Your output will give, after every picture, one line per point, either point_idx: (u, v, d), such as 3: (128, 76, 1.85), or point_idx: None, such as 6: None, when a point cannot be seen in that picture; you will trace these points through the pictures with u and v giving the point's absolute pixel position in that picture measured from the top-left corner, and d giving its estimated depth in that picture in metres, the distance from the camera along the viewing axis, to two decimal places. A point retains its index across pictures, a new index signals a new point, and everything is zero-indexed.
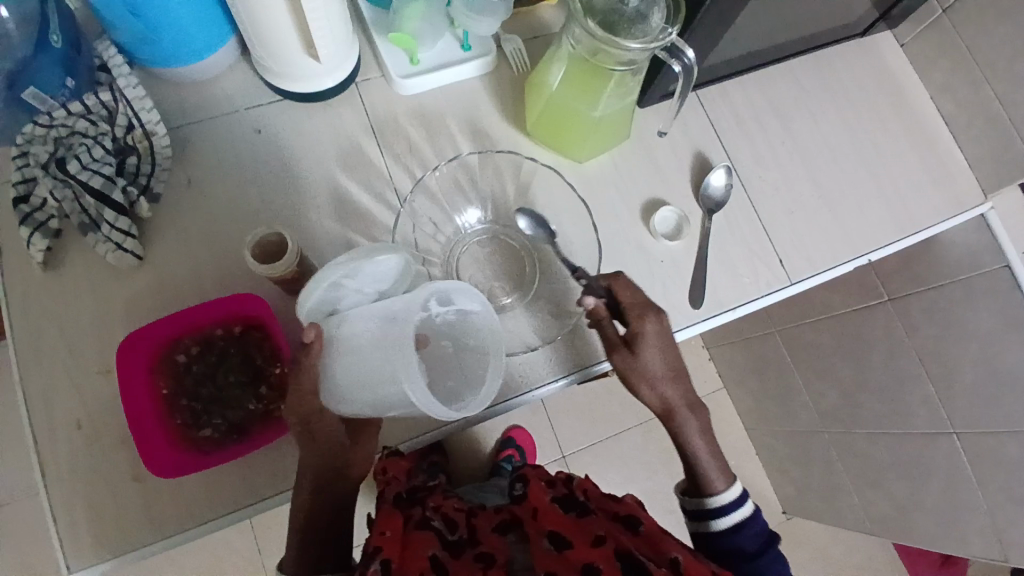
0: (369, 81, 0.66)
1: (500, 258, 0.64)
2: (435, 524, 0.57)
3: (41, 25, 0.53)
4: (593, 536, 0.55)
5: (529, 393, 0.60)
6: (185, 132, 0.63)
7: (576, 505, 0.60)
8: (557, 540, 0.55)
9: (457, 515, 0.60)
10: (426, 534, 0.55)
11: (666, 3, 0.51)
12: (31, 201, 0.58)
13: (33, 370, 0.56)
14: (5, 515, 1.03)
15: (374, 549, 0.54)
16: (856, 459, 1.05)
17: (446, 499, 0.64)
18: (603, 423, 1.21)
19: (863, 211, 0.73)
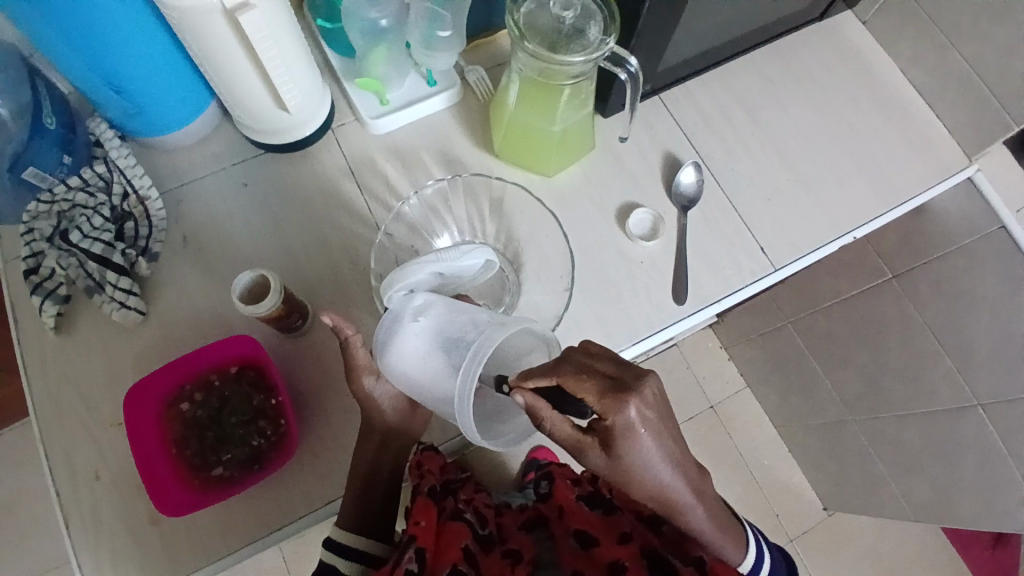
0: (344, 126, 0.70)
1: None
2: (467, 517, 0.62)
3: (34, 111, 0.59)
4: (619, 535, 0.60)
5: None
6: (177, 193, 0.67)
7: (602, 503, 0.65)
8: (583, 538, 0.61)
9: (485, 513, 0.66)
10: (460, 527, 0.59)
11: (603, 15, 0.54)
12: (41, 271, 0.62)
13: (52, 430, 0.59)
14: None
15: (409, 539, 0.56)
16: (888, 445, 1.02)
17: (477, 494, 0.69)
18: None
19: (844, 190, 0.73)
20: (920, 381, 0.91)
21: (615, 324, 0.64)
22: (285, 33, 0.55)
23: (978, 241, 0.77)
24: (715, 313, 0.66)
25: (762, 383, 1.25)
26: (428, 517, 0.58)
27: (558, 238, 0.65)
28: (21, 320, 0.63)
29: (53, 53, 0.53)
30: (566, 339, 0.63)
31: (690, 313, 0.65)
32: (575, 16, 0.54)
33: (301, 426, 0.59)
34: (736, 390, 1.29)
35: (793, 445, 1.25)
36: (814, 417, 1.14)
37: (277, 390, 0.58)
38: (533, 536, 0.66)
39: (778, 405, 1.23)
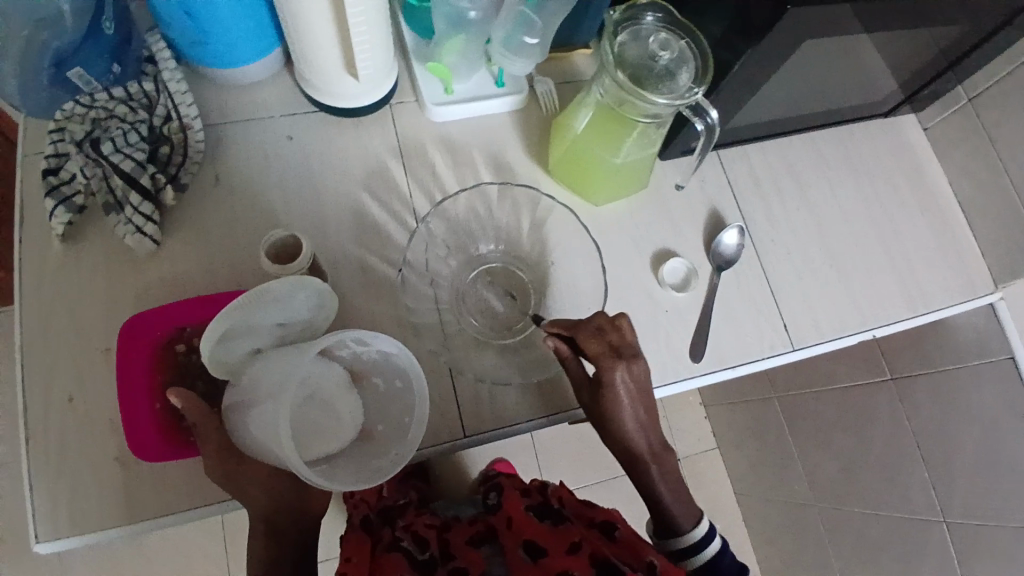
0: (403, 104, 0.69)
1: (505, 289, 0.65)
2: (405, 545, 0.61)
3: (95, 14, 0.58)
4: (569, 544, 0.57)
5: (515, 429, 0.60)
6: (220, 130, 0.65)
7: (552, 514, 0.64)
8: (533, 550, 0.58)
9: (428, 532, 0.64)
10: (396, 559, 0.58)
11: (695, 63, 0.53)
12: (62, 174, 0.60)
13: (37, 339, 0.57)
14: None
15: None
16: (846, 537, 1.03)
17: (417, 518, 0.67)
18: (592, 469, 1.19)
19: (874, 286, 0.73)
20: (893, 484, 0.92)
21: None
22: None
23: (986, 364, 0.78)
24: (726, 377, 0.66)
25: (734, 448, 1.25)
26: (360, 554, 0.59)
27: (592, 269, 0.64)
28: (30, 221, 0.61)
29: None
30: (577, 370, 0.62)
31: (702, 372, 0.65)
32: (671, 57, 0.53)
33: None
34: (708, 448, 1.29)
35: (750, 516, 1.25)
36: (779, 493, 1.15)
37: None
38: (481, 551, 0.62)
39: (744, 473, 1.24)
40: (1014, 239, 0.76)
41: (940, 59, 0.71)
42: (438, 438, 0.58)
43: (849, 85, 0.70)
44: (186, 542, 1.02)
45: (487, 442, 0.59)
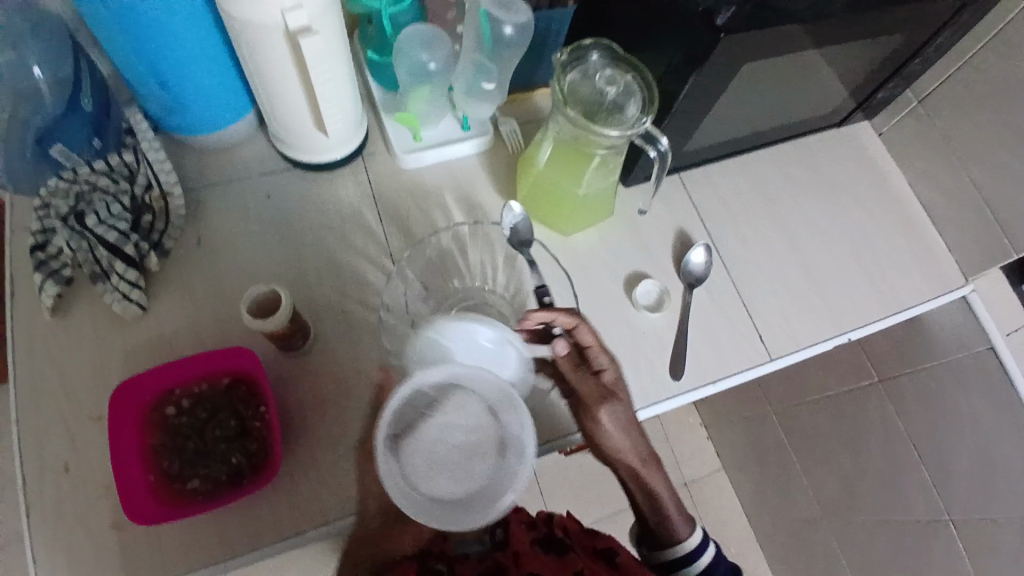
0: (374, 155, 0.72)
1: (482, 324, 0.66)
2: None
3: (74, 88, 0.60)
4: None
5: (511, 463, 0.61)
6: (199, 193, 0.68)
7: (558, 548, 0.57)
8: None
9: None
10: None
11: (642, 94, 0.57)
12: (49, 248, 0.62)
13: (30, 413, 0.58)
14: None
15: None
16: (857, 546, 1.02)
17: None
18: (597, 500, 1.18)
19: (847, 293, 0.75)
20: (894, 488, 0.92)
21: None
22: (338, 59, 0.57)
23: (969, 358, 0.79)
24: (709, 393, 0.67)
25: (739, 468, 1.24)
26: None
27: (566, 299, 0.66)
28: (20, 296, 0.63)
29: (105, 39, 0.54)
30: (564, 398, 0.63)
31: (685, 391, 0.66)
32: (617, 91, 0.57)
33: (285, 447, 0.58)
34: (714, 470, 1.28)
35: (763, 536, 1.23)
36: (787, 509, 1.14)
37: (267, 404, 0.57)
38: None
39: (752, 493, 1.22)
40: (980, 234, 0.78)
41: (881, 69, 0.74)
42: None
43: (800, 101, 0.73)
44: None
45: None
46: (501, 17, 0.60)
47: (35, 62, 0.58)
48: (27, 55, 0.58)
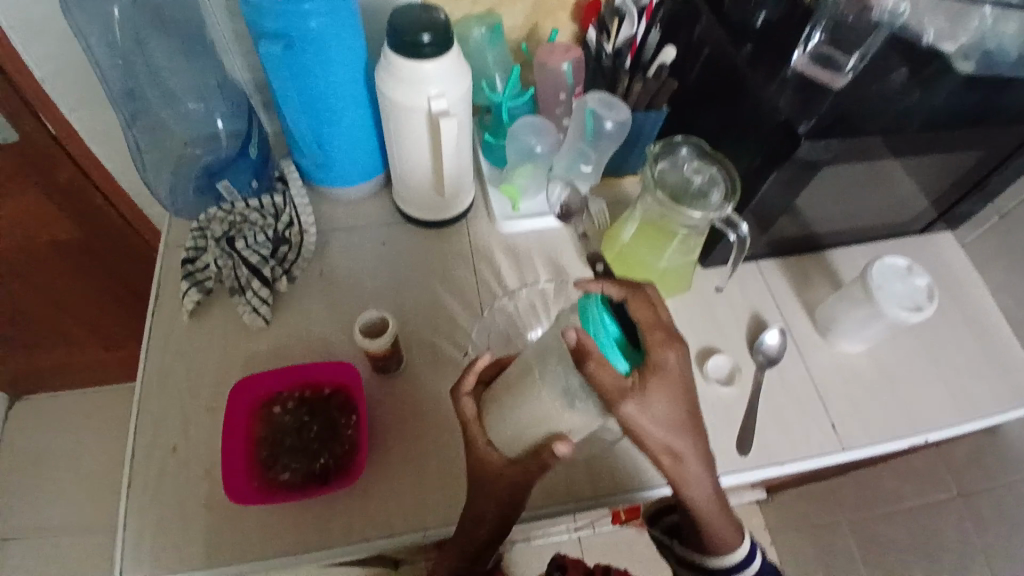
0: (477, 220, 0.83)
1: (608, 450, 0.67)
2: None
3: (245, 140, 0.76)
4: None
5: (634, 493, 0.66)
6: (331, 236, 0.81)
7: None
8: None
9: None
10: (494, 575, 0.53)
11: (725, 185, 0.65)
12: (197, 263, 0.75)
13: (153, 396, 0.68)
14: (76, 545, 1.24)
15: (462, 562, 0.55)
16: None
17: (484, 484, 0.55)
18: None
19: (924, 392, 0.74)
20: None
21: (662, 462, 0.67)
22: (462, 132, 0.68)
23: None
24: (774, 474, 0.68)
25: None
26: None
27: None
28: (168, 299, 0.75)
29: (281, 94, 0.68)
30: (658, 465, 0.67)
31: (753, 467, 0.67)
32: (701, 180, 0.66)
33: (369, 463, 0.64)
34: None
35: None
36: None
37: (358, 409, 0.64)
38: None
39: None
40: None
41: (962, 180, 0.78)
42: None
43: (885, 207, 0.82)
44: None
45: (607, 503, 0.66)
46: (603, 114, 0.71)
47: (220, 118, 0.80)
48: (213, 109, 0.79)
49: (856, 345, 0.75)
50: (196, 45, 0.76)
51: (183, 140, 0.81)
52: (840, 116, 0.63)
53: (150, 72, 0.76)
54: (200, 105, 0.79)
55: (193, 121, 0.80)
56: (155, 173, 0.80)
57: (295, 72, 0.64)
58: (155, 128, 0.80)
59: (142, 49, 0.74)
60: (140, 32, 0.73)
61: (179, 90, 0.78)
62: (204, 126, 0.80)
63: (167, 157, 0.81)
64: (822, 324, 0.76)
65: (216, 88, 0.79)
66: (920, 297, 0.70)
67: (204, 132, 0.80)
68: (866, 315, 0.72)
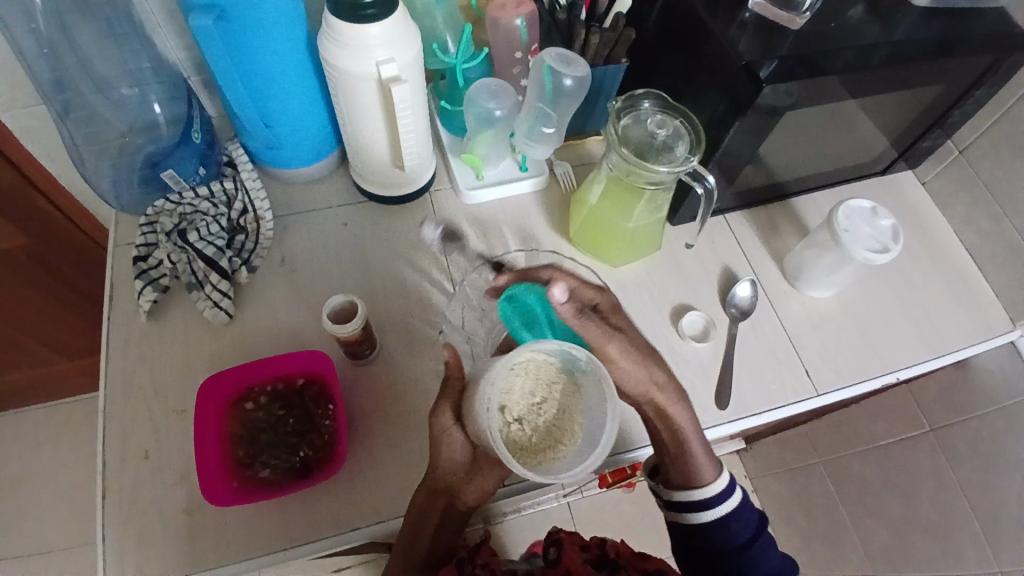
0: (440, 191, 0.80)
1: None
2: None
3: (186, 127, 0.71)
4: None
5: (618, 458, 0.66)
6: (288, 220, 0.77)
7: (608, 564, 0.60)
8: None
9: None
10: None
11: (689, 138, 0.64)
12: (149, 260, 0.72)
13: (118, 404, 0.65)
14: (60, 558, 1.21)
15: None
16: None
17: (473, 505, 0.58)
18: (647, 540, 1.25)
19: (892, 332, 0.76)
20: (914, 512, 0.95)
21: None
22: (415, 100, 0.65)
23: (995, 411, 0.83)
24: (753, 424, 0.69)
25: (786, 520, 1.25)
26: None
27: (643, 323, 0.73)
28: (122, 300, 0.71)
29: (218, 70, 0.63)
30: (640, 430, 0.67)
31: (730, 420, 0.68)
32: (667, 133, 0.64)
33: (351, 451, 0.63)
34: None
35: None
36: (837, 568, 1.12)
37: (335, 398, 0.63)
38: None
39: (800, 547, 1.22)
40: None
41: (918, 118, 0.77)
42: None
43: (849, 152, 0.81)
44: None
45: (592, 470, 0.66)
46: (561, 70, 0.68)
47: (156, 102, 0.74)
48: (149, 95, 0.74)
49: (827, 290, 0.76)
50: (120, 26, 0.70)
51: (118, 131, 0.75)
52: (800, 59, 0.62)
53: (77, 59, 0.70)
54: (133, 91, 0.74)
55: (129, 109, 0.74)
56: (94, 167, 0.74)
57: (230, 45, 0.59)
58: (89, 120, 0.74)
59: (62, 35, 0.68)
60: (60, 16, 0.66)
61: (107, 78, 0.73)
62: (140, 113, 0.75)
63: (106, 150, 0.74)
64: (792, 272, 0.77)
65: (148, 71, 0.73)
66: (885, 238, 0.71)
67: (141, 119, 0.75)
68: (834, 260, 0.72)
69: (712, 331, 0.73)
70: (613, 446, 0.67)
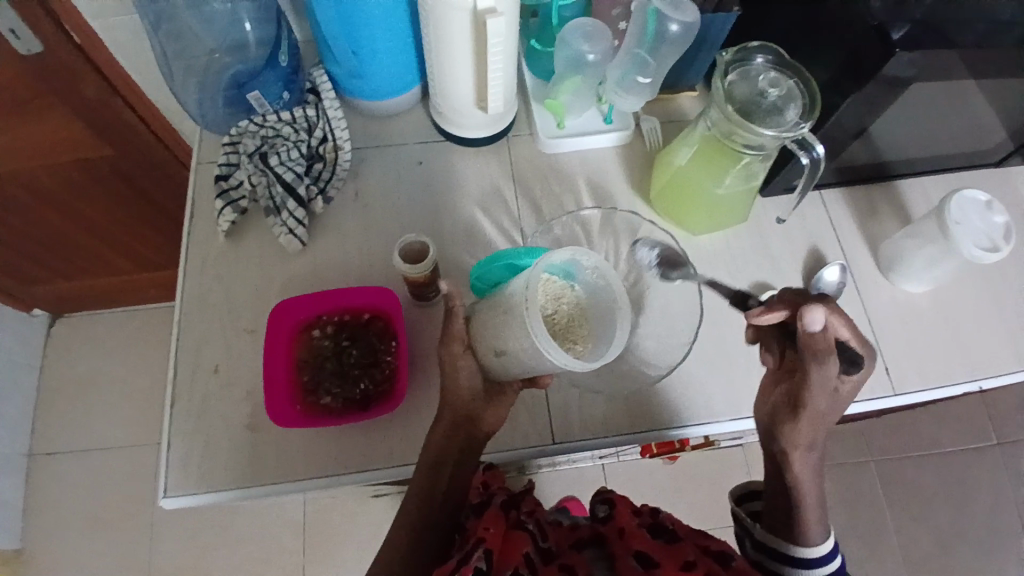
0: (518, 137, 0.78)
1: (627, 402, 0.66)
2: (529, 527, 0.55)
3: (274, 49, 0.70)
4: (684, 562, 0.55)
5: (672, 431, 0.65)
6: (364, 152, 0.76)
7: (663, 533, 0.59)
8: (643, 560, 0.55)
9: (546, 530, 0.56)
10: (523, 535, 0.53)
11: (802, 101, 0.58)
12: (231, 181, 0.72)
13: (194, 317, 0.68)
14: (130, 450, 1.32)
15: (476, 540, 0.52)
16: None
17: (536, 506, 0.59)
18: (678, 512, 1.25)
19: (988, 338, 0.70)
20: None
21: (704, 398, 0.66)
22: (508, 37, 0.62)
23: None
24: None
25: None
26: (496, 525, 0.54)
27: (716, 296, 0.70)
28: (202, 218, 0.73)
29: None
30: (697, 405, 0.66)
31: None
32: (778, 94, 0.58)
33: (409, 389, 0.64)
34: None
35: None
36: None
37: (399, 336, 0.63)
38: (586, 555, 0.58)
39: None
40: None
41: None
42: (528, 439, 0.64)
43: (973, 135, 0.73)
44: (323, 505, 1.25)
45: (644, 440, 0.65)
46: (668, 15, 0.63)
47: (248, 20, 0.73)
48: (241, 11, 0.72)
49: (921, 285, 0.70)
50: None
51: (209, 48, 0.75)
52: (943, 26, 0.55)
53: None
54: (226, 5, 0.71)
55: (219, 26, 0.74)
56: (183, 82, 0.73)
57: None
58: (179, 34, 0.73)
59: None
60: None
61: None
62: (232, 30, 0.74)
63: (196, 68, 0.74)
64: (885, 261, 0.72)
65: None
66: (999, 235, 0.65)
67: (232, 38, 0.74)
68: (937, 253, 0.66)
69: None
70: (669, 418, 0.66)
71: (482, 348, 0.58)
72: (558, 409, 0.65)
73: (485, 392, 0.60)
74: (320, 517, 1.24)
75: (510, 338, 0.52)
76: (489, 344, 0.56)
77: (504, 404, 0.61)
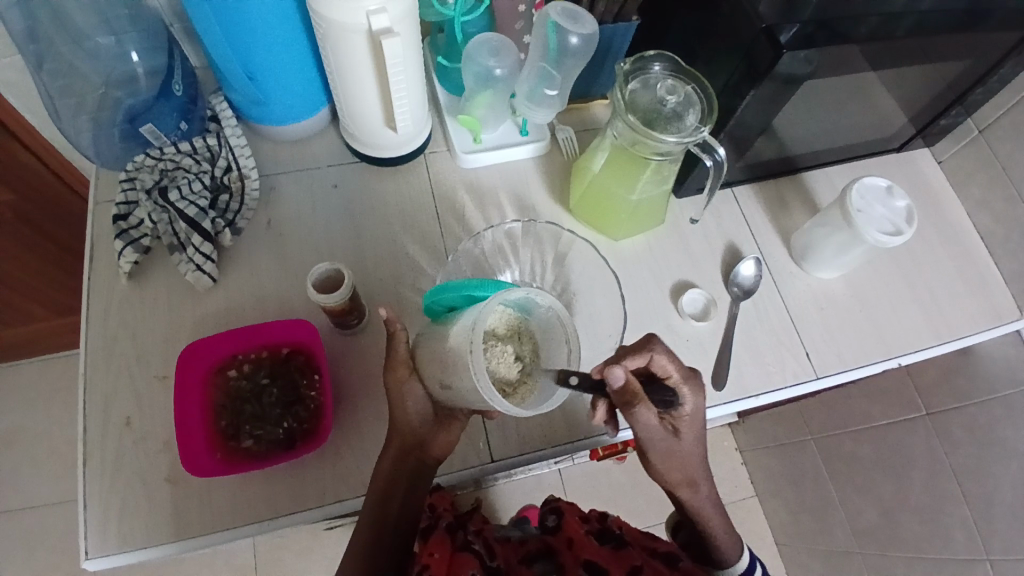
0: (435, 154, 0.76)
1: (566, 414, 0.66)
2: (476, 548, 0.58)
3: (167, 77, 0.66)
4: (630, 566, 0.56)
5: (611, 436, 0.65)
6: (275, 179, 0.74)
7: (611, 538, 0.60)
8: (592, 567, 0.56)
9: (497, 547, 0.60)
10: (469, 557, 0.55)
11: (701, 106, 0.60)
12: (130, 219, 0.68)
13: (98, 369, 0.63)
14: (56, 510, 1.22)
15: (420, 567, 0.53)
16: (882, 555, 1.01)
17: (486, 526, 0.64)
18: (636, 509, 1.27)
19: (897, 315, 0.74)
20: (902, 493, 0.95)
21: None
22: (409, 55, 0.61)
23: (995, 399, 0.81)
24: (750, 406, 0.68)
25: (773, 494, 1.26)
26: (441, 550, 0.55)
27: (642, 299, 0.71)
28: (102, 260, 0.69)
29: (197, 16, 0.58)
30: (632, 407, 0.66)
31: (727, 401, 0.67)
32: (677, 101, 0.60)
33: (338, 423, 0.62)
34: (747, 495, 1.31)
35: (793, 566, 1.23)
36: (822, 543, 1.14)
37: (320, 369, 0.61)
38: (534, 569, 0.58)
39: (786, 520, 1.24)
40: None
41: (940, 94, 0.73)
42: (466, 461, 0.63)
43: (867, 127, 0.77)
44: (275, 544, 1.19)
45: (583, 449, 0.65)
46: (567, 27, 0.63)
47: (134, 49, 0.69)
48: (126, 42, 0.69)
49: (833, 272, 0.73)
50: None
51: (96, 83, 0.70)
52: (826, 23, 0.57)
53: (50, 6, 0.65)
54: (110, 39, 0.69)
55: (105, 60, 0.70)
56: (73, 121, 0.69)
57: None
58: (64, 72, 0.69)
59: None
60: None
61: (82, 25, 0.67)
62: (118, 61, 0.70)
63: (83, 103, 0.69)
64: (798, 251, 0.74)
65: (124, 16, 0.68)
66: (899, 219, 0.68)
67: (120, 69, 0.70)
68: (843, 239, 0.69)
69: (716, 310, 0.70)
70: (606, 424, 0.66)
71: (428, 378, 0.55)
72: (494, 428, 0.64)
73: (433, 415, 0.57)
74: (272, 557, 1.19)
75: (451, 365, 0.50)
76: (434, 374, 0.54)
77: (455, 430, 0.58)
